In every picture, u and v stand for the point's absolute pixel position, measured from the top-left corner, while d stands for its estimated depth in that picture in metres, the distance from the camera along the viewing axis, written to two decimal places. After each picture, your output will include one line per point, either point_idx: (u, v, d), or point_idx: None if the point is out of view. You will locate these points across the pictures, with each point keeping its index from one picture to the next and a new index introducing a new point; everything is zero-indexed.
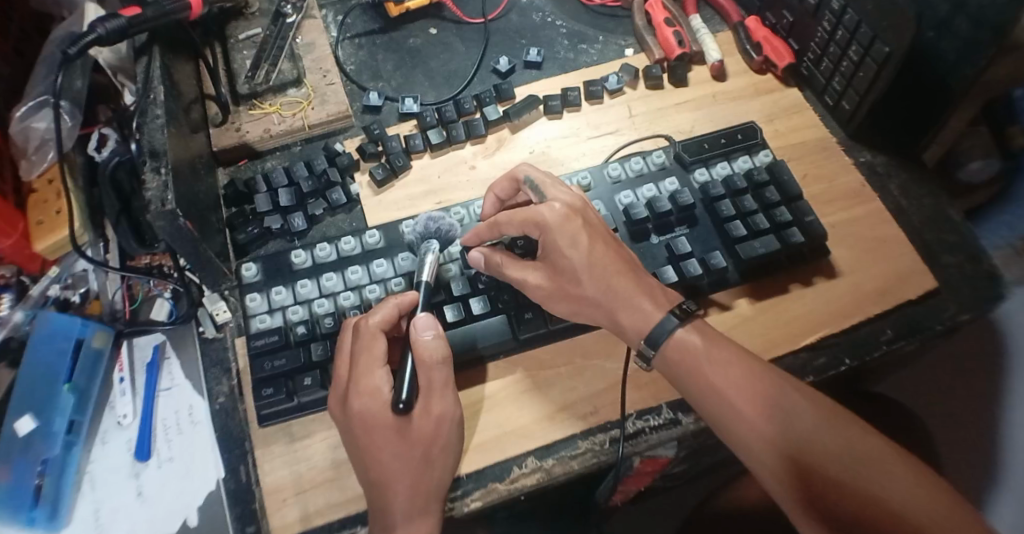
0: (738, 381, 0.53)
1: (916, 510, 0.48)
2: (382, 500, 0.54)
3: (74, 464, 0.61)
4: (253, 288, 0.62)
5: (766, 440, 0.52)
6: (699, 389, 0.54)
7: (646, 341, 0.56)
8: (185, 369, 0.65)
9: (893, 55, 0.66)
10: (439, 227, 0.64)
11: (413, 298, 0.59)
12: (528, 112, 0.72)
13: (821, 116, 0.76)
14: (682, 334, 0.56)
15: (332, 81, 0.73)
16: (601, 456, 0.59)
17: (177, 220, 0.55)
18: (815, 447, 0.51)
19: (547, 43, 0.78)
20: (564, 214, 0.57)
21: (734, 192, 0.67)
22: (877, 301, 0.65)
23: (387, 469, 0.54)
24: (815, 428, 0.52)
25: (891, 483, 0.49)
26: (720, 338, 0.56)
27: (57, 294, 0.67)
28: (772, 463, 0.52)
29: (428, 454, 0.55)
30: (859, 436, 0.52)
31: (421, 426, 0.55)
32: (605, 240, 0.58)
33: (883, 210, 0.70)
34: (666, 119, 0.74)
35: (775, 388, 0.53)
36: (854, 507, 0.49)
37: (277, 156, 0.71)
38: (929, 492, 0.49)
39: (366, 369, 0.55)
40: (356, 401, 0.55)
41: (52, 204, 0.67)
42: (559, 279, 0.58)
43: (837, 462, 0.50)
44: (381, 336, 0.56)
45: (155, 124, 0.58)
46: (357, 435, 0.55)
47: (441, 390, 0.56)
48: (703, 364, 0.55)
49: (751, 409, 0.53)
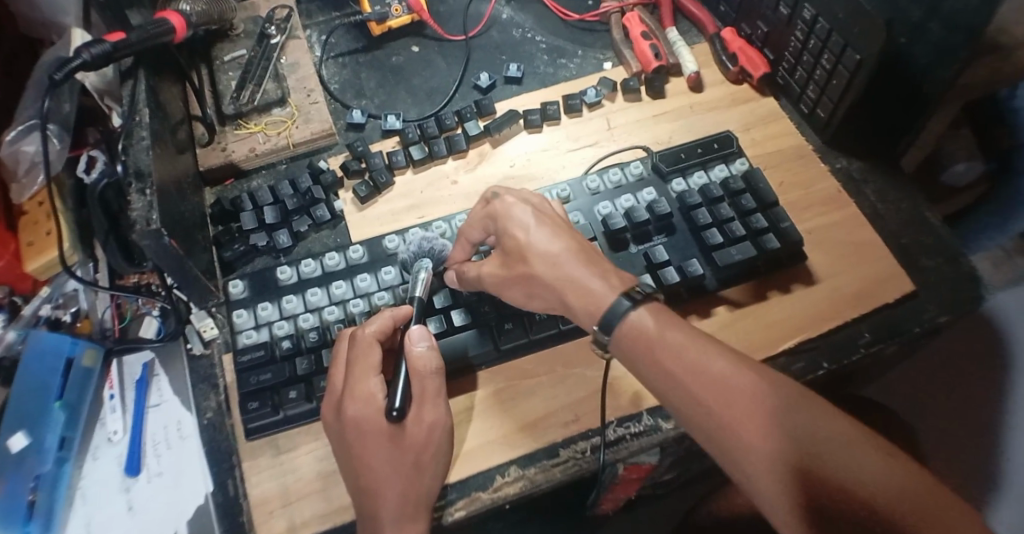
0: (695, 365, 0.52)
1: (887, 492, 0.47)
2: (372, 509, 0.55)
3: (67, 479, 0.62)
4: (240, 304, 0.64)
5: (728, 426, 0.50)
6: (660, 377, 0.53)
7: (594, 324, 0.55)
8: (173, 385, 0.66)
9: (864, 63, 0.67)
10: (434, 247, 0.66)
11: (408, 312, 0.60)
12: (509, 126, 0.73)
13: (798, 124, 0.78)
14: (637, 317, 0.54)
15: (316, 100, 0.75)
16: (582, 464, 0.60)
17: (162, 239, 0.56)
18: (781, 432, 0.49)
19: (527, 58, 0.80)
20: (514, 202, 0.60)
21: (711, 200, 0.68)
22: (855, 304, 0.66)
23: (379, 477, 0.55)
24: (780, 409, 0.50)
25: (861, 464, 0.48)
26: (677, 322, 0.54)
27: (48, 314, 0.69)
28: (737, 452, 0.50)
29: (419, 462, 0.56)
30: (826, 418, 0.50)
31: (413, 433, 0.56)
32: (557, 225, 0.60)
33: (860, 215, 0.71)
34: (645, 130, 0.75)
35: (736, 372, 0.52)
36: (826, 492, 0.47)
37: (262, 175, 0.73)
38: (899, 471, 0.48)
39: (361, 375, 0.56)
40: (351, 406, 0.55)
41: (42, 226, 0.69)
42: (510, 262, 0.60)
43: (805, 447, 0.48)
44: (375, 345, 0.57)
45: (140, 146, 0.59)
46: (350, 441, 0.55)
47: (434, 399, 0.56)
48: (662, 351, 0.53)
49: (710, 394, 0.51)
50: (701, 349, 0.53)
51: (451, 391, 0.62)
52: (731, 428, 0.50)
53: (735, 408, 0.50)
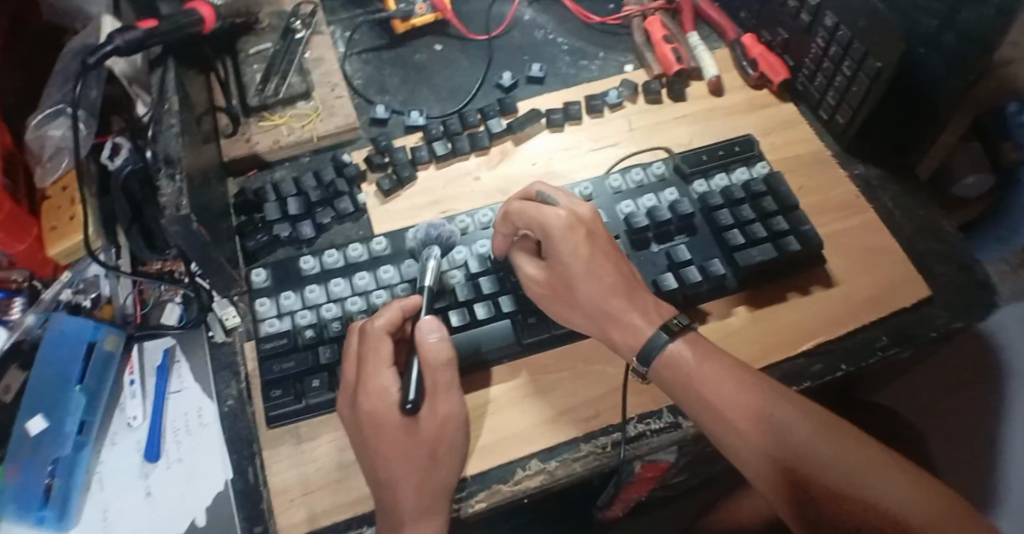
0: (728, 395, 0.55)
1: (915, 514, 0.50)
2: (390, 500, 0.55)
3: (85, 464, 0.62)
4: (262, 293, 0.64)
5: (760, 454, 0.53)
6: (694, 407, 0.56)
7: (637, 358, 0.58)
8: (193, 371, 0.66)
9: (884, 71, 0.69)
10: (441, 234, 0.66)
11: (416, 301, 0.60)
12: (531, 125, 0.74)
13: (816, 130, 0.79)
14: (672, 347, 0.57)
15: (340, 95, 0.76)
16: (603, 458, 0.60)
17: (190, 225, 0.57)
18: (813, 459, 0.52)
19: (549, 59, 0.80)
20: (568, 222, 0.59)
21: (732, 202, 0.68)
22: (870, 308, 0.67)
23: (392, 469, 0.56)
24: (810, 438, 0.53)
25: (890, 488, 0.51)
26: (712, 351, 0.57)
27: (68, 298, 0.69)
28: (773, 478, 0.53)
29: (434, 455, 0.57)
30: (854, 445, 0.53)
31: (427, 427, 0.57)
32: (607, 253, 0.60)
33: (877, 221, 0.72)
34: (665, 132, 0.75)
35: (767, 402, 0.54)
36: (860, 517, 0.50)
37: (286, 167, 0.73)
38: (926, 494, 0.51)
39: (373, 370, 0.57)
40: (365, 400, 0.56)
41: (66, 211, 0.69)
42: (553, 278, 0.61)
43: (835, 473, 0.52)
44: (387, 337, 0.58)
45: (170, 133, 0.60)
46: (366, 434, 0.56)
47: (445, 393, 0.58)
48: (696, 381, 0.56)
49: (744, 424, 0.54)
50: (734, 379, 0.55)
51: (472, 385, 0.62)
52: (766, 456, 0.53)
53: (769, 436, 0.53)
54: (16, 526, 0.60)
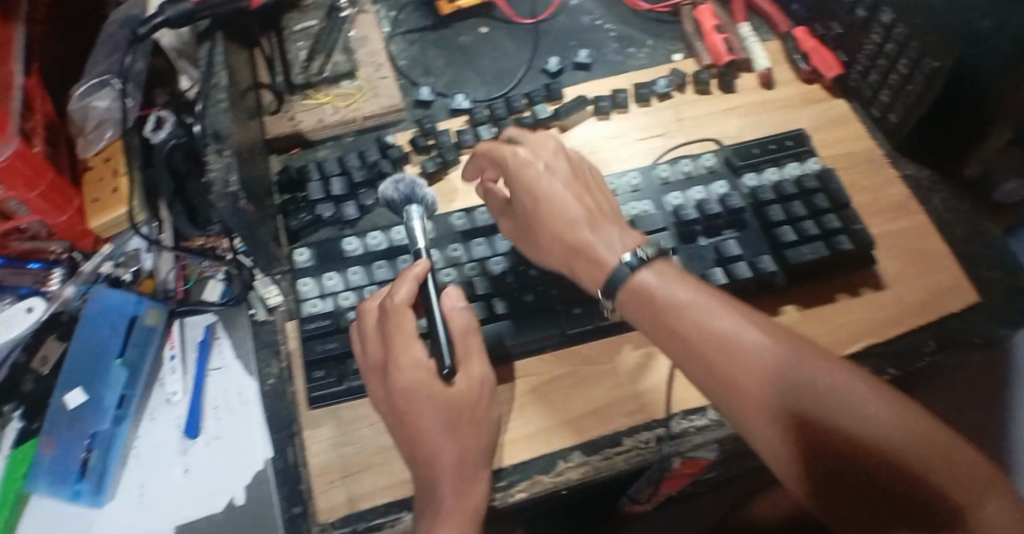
0: (695, 322, 0.51)
1: (896, 441, 0.47)
2: (429, 480, 0.54)
3: (122, 439, 0.62)
4: (305, 273, 0.63)
5: (730, 384, 0.50)
6: (662, 336, 0.52)
7: (600, 291, 0.56)
8: (235, 347, 0.66)
9: (942, 71, 0.67)
10: (425, 196, 0.65)
11: (426, 267, 0.58)
12: (578, 111, 0.72)
13: (867, 127, 0.77)
14: (639, 276, 0.54)
15: (385, 75, 0.75)
16: (645, 454, 0.59)
17: (238, 202, 0.56)
18: (788, 387, 0.48)
19: (596, 45, 0.79)
20: (522, 156, 0.61)
21: (783, 198, 0.67)
22: (917, 312, 0.66)
23: (432, 443, 0.54)
24: (783, 364, 0.49)
25: (873, 414, 0.47)
26: (680, 277, 0.53)
27: (108, 272, 0.69)
28: (747, 410, 0.50)
29: (473, 417, 0.56)
30: (833, 370, 0.49)
31: (464, 389, 0.56)
32: (565, 183, 0.60)
33: (926, 223, 0.71)
34: (714, 124, 0.74)
35: (737, 327, 0.51)
36: (838, 446, 0.47)
37: (329, 147, 0.73)
38: (912, 421, 0.47)
39: (401, 343, 0.55)
40: (399, 374, 0.54)
41: (109, 183, 0.69)
42: (518, 217, 0.62)
43: (811, 400, 0.48)
44: (409, 311, 0.56)
45: (218, 108, 0.59)
46: (401, 408, 0.55)
47: (479, 353, 0.57)
48: (663, 309, 0.52)
49: (712, 351, 0.50)
50: (706, 307, 0.52)
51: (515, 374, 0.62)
52: (738, 387, 0.50)
53: (739, 364, 0.50)
54: (47, 498, 0.60)
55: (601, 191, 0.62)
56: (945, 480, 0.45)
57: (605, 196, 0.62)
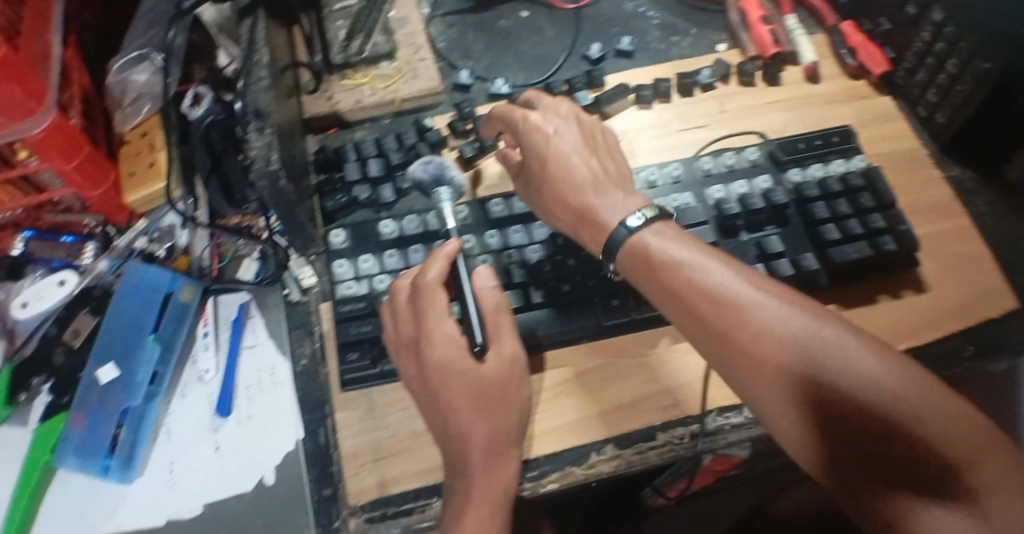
0: (688, 277, 0.51)
1: (894, 398, 0.45)
2: (461, 458, 0.52)
3: (153, 415, 0.62)
4: (341, 254, 0.63)
5: (721, 338, 0.49)
6: (656, 293, 0.52)
7: (602, 254, 0.56)
8: (268, 327, 0.65)
9: (991, 74, 0.65)
10: (454, 179, 0.66)
11: (456, 247, 0.57)
12: (619, 99, 0.71)
13: (912, 126, 0.75)
14: (638, 236, 0.54)
15: (424, 57, 0.74)
16: (679, 450, 0.58)
17: (278, 181, 0.56)
18: (782, 341, 0.47)
19: (639, 32, 0.77)
20: (532, 120, 0.62)
21: (828, 195, 0.65)
22: (958, 316, 0.64)
23: (464, 420, 0.52)
24: (775, 318, 0.48)
25: (872, 369, 0.45)
26: (678, 236, 0.53)
27: (142, 247, 0.69)
28: (739, 366, 0.49)
29: (505, 394, 0.54)
30: (829, 326, 0.47)
31: (496, 367, 0.54)
32: (574, 149, 0.60)
33: (969, 226, 0.69)
34: (758, 117, 0.72)
35: (730, 282, 0.50)
36: (834, 401, 0.45)
37: (367, 128, 0.72)
38: (911, 377, 0.45)
39: (434, 319, 0.54)
40: (431, 351, 0.53)
41: (145, 157, 0.69)
42: (529, 181, 0.63)
43: (804, 353, 0.46)
44: (440, 289, 0.55)
45: (259, 86, 0.59)
46: (434, 387, 0.53)
47: (511, 331, 0.56)
48: (657, 266, 0.52)
49: (703, 304, 0.50)
50: (701, 263, 0.51)
51: (550, 363, 0.61)
52: (732, 343, 0.48)
53: (731, 318, 0.49)
54: (74, 473, 0.60)
55: (615, 151, 0.63)
56: (942, 437, 0.44)
57: (619, 159, 0.63)
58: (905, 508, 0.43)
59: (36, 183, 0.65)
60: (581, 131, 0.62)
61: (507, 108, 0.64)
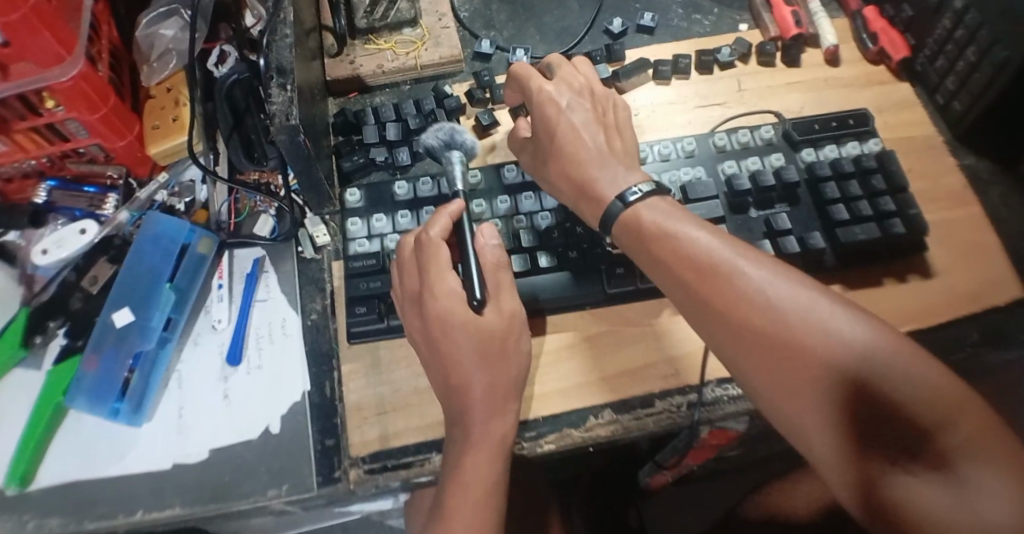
0: (675, 246, 0.52)
1: (873, 364, 0.45)
2: (461, 412, 0.53)
3: (165, 361, 0.64)
4: (355, 213, 0.65)
5: (706, 306, 0.51)
6: (648, 263, 0.54)
7: (599, 226, 0.58)
8: (281, 283, 0.67)
9: (1011, 62, 0.64)
10: (465, 141, 0.67)
11: (460, 206, 0.58)
12: (637, 74, 0.72)
13: (930, 114, 0.74)
14: (632, 210, 0.56)
15: (447, 25, 0.75)
16: (676, 419, 0.59)
17: (297, 136, 0.57)
18: (763, 309, 0.49)
19: (661, 9, 0.77)
20: (548, 92, 0.63)
21: (840, 176, 0.65)
22: (965, 303, 0.64)
23: (465, 372, 0.53)
24: (757, 286, 0.49)
25: (851, 333, 0.46)
26: (670, 208, 0.55)
27: (163, 200, 0.71)
28: (722, 333, 0.50)
29: (504, 347, 0.54)
30: (810, 296, 0.48)
31: (496, 322, 0.54)
32: (588, 124, 0.61)
33: (982, 216, 0.68)
34: (776, 97, 0.72)
35: (715, 250, 0.51)
36: (810, 366, 0.46)
37: (386, 93, 0.73)
38: (889, 341, 0.46)
39: (436, 275, 0.54)
40: (433, 303, 0.54)
41: (170, 112, 0.70)
42: (537, 154, 0.64)
43: (783, 320, 0.48)
44: (442, 244, 0.55)
45: (283, 43, 0.60)
46: (436, 339, 0.54)
47: (510, 288, 0.56)
48: (647, 238, 0.54)
49: (688, 273, 0.51)
50: (686, 232, 0.53)
51: (553, 327, 0.61)
52: (714, 309, 0.50)
53: (715, 287, 0.50)
54: (85, 415, 0.62)
55: (625, 128, 0.63)
56: (920, 400, 0.44)
57: (629, 138, 0.63)
58: (876, 471, 0.44)
59: (61, 132, 0.66)
60: (593, 107, 0.63)
61: (526, 74, 0.64)
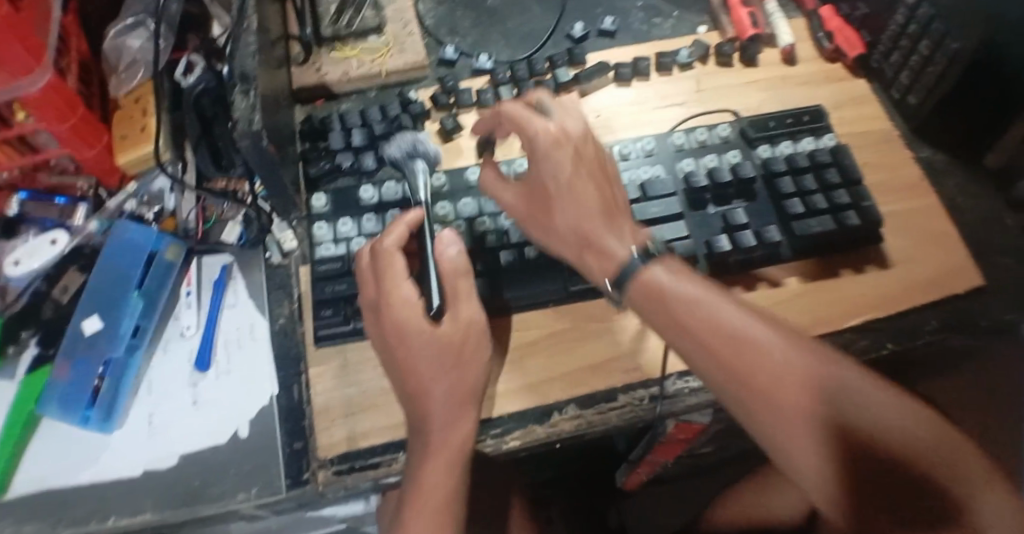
0: (701, 315, 0.53)
1: (899, 434, 0.49)
2: (421, 410, 0.54)
3: (135, 368, 0.64)
4: (321, 218, 0.65)
5: (737, 377, 0.52)
6: (670, 330, 0.54)
7: (607, 280, 0.57)
8: (249, 289, 0.68)
9: (961, 53, 0.66)
10: (428, 151, 0.68)
11: (419, 215, 0.58)
12: (599, 77, 0.73)
13: (886, 109, 0.76)
14: (648, 270, 0.56)
15: (411, 32, 0.76)
16: (639, 412, 0.60)
17: (260, 141, 0.58)
18: (794, 381, 0.51)
19: (622, 13, 0.79)
20: (553, 141, 0.58)
21: (796, 170, 0.67)
22: (924, 291, 0.65)
23: (422, 378, 0.54)
24: (786, 358, 0.51)
25: (876, 403, 0.50)
26: (687, 273, 0.56)
27: (132, 209, 0.71)
28: (754, 404, 0.51)
29: (461, 354, 0.55)
30: (835, 367, 0.51)
31: (451, 330, 0.55)
32: (591, 174, 0.59)
33: (939, 205, 0.70)
34: (734, 96, 0.74)
35: (743, 322, 0.53)
36: (840, 437, 0.49)
37: (352, 100, 0.74)
38: (905, 408, 0.50)
39: (391, 286, 0.55)
40: (387, 313, 0.54)
41: (137, 121, 0.71)
42: (533, 199, 0.60)
43: (815, 394, 0.50)
44: (398, 255, 0.56)
45: (246, 50, 0.61)
46: (393, 346, 0.55)
47: (468, 295, 0.56)
48: (671, 304, 0.54)
49: (718, 344, 0.52)
50: (711, 300, 0.54)
51: (517, 326, 0.62)
52: (744, 377, 0.52)
53: (747, 359, 0.52)
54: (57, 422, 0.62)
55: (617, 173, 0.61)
56: (941, 466, 0.49)
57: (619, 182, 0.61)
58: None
59: (32, 144, 0.67)
60: (594, 155, 0.60)
61: (527, 118, 0.59)
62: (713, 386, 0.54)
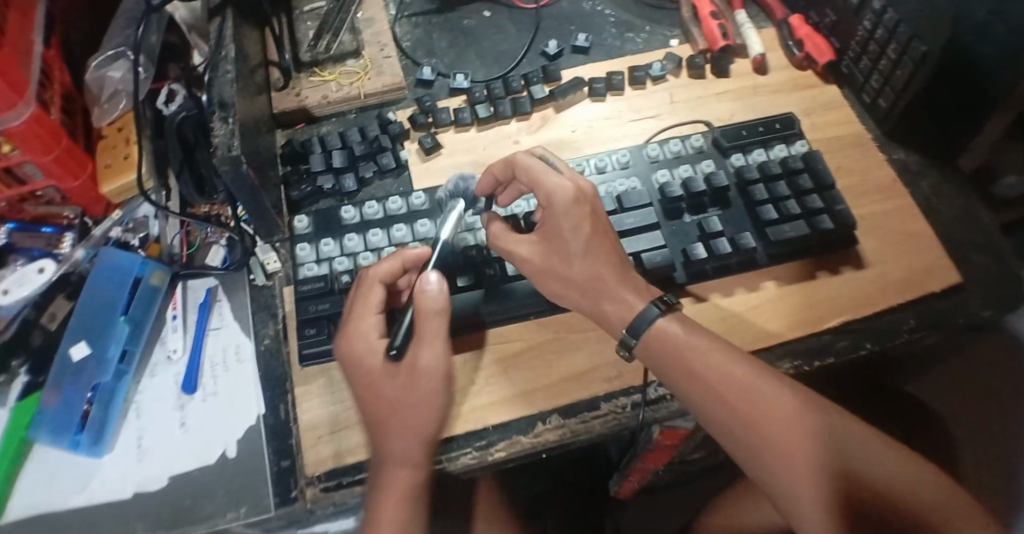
0: (720, 368, 0.55)
1: (891, 481, 0.55)
2: (382, 431, 0.56)
3: (123, 393, 0.65)
4: (303, 239, 0.66)
5: (757, 429, 0.54)
6: (688, 382, 0.55)
7: (627, 332, 0.57)
8: (234, 310, 0.68)
9: (930, 55, 0.67)
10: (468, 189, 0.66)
11: (420, 254, 0.60)
12: (573, 92, 0.75)
13: (857, 114, 0.77)
14: (663, 323, 0.57)
15: (389, 54, 0.77)
16: (622, 419, 0.61)
17: (240, 166, 0.59)
18: (807, 432, 0.54)
19: (595, 29, 0.81)
20: (573, 197, 0.58)
21: (768, 178, 0.68)
22: (901, 291, 0.66)
23: (376, 409, 0.56)
24: (799, 411, 0.55)
25: (870, 452, 0.55)
26: (696, 326, 0.58)
27: (117, 236, 0.72)
28: (772, 455, 0.54)
29: (410, 404, 0.56)
30: (836, 419, 0.56)
31: (402, 377, 0.56)
32: (604, 230, 0.59)
33: (913, 206, 0.71)
34: (706, 107, 0.75)
35: (758, 376, 0.56)
36: (847, 485, 0.54)
37: (333, 123, 0.75)
38: (894, 456, 0.56)
39: (360, 315, 0.57)
40: (344, 344, 0.56)
41: (120, 150, 0.72)
42: (549, 253, 0.59)
43: (826, 446, 0.54)
44: (377, 287, 0.58)
45: (225, 78, 0.62)
46: (355, 374, 0.56)
47: (433, 341, 0.56)
48: (690, 356, 0.56)
49: (737, 397, 0.55)
50: (726, 353, 0.56)
51: (500, 338, 0.63)
52: (762, 431, 0.54)
53: (767, 412, 0.54)
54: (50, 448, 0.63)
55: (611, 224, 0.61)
56: (926, 506, 0.55)
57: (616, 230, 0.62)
58: None
59: (19, 175, 0.67)
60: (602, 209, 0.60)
61: (546, 175, 0.59)
62: (726, 439, 0.56)
